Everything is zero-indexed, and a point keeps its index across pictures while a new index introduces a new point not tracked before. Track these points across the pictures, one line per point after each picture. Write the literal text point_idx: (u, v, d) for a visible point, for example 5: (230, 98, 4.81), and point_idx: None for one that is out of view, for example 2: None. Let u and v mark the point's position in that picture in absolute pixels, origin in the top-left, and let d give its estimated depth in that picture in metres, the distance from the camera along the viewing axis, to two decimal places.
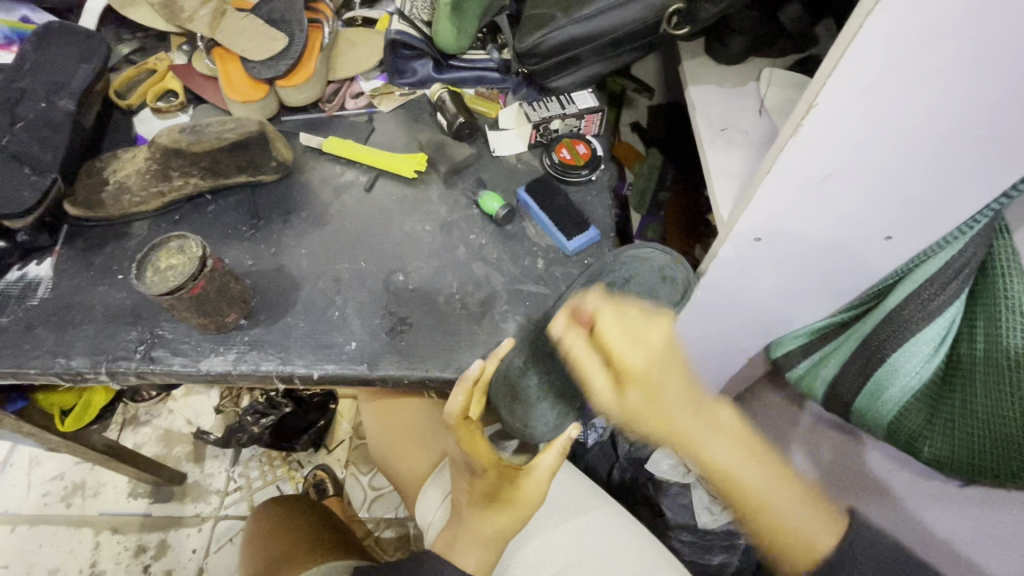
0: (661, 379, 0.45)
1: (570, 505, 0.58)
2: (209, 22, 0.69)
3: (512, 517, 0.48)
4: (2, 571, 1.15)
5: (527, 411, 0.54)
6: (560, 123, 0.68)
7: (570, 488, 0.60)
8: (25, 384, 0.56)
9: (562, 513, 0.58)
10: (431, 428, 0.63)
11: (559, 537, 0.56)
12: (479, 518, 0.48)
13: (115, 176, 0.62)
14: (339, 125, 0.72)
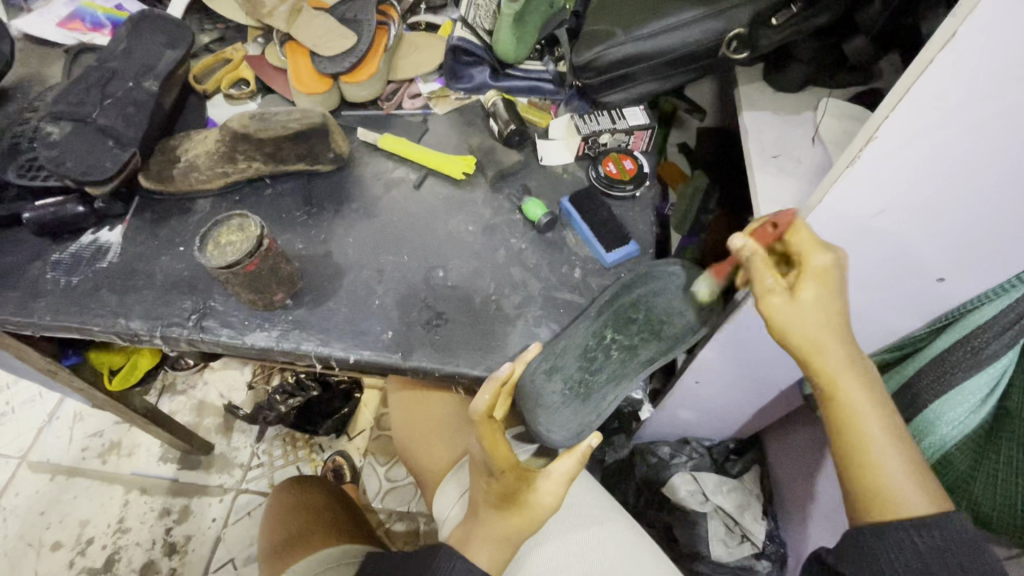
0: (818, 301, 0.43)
1: (588, 521, 0.58)
2: (286, 18, 0.74)
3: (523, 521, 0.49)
4: (39, 516, 1.23)
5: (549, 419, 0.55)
6: (609, 137, 0.68)
7: (590, 498, 0.61)
8: (87, 341, 0.60)
9: (579, 525, 0.57)
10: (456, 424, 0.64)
11: (573, 550, 0.56)
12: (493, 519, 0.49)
13: (186, 154, 0.66)
14: (395, 123, 0.75)
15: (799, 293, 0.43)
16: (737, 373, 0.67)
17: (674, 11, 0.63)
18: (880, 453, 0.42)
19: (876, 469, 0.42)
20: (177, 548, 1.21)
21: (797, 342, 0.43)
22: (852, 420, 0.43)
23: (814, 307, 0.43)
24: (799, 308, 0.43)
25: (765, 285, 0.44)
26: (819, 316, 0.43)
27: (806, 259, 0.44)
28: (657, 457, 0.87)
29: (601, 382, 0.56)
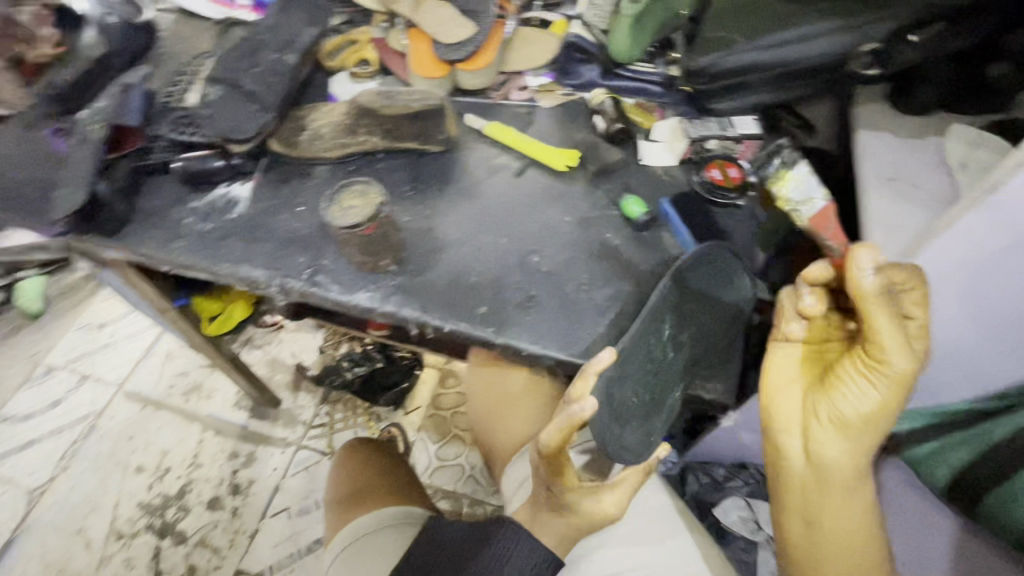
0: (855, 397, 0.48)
1: (656, 523, 0.64)
2: (412, 5, 0.78)
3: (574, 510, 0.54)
4: (129, 440, 1.38)
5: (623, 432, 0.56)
6: (717, 144, 0.69)
7: (657, 507, 0.65)
8: (214, 282, 0.67)
9: (647, 524, 0.63)
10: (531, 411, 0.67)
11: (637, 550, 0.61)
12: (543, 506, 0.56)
13: (314, 124, 0.72)
14: (503, 112, 0.77)
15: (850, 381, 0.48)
16: None
17: (800, 24, 0.62)
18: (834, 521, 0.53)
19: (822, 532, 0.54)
20: (241, 489, 1.31)
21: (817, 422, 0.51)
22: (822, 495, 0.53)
23: (876, 404, 0.47)
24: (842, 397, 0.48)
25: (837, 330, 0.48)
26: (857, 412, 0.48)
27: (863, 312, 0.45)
28: (710, 478, 0.87)
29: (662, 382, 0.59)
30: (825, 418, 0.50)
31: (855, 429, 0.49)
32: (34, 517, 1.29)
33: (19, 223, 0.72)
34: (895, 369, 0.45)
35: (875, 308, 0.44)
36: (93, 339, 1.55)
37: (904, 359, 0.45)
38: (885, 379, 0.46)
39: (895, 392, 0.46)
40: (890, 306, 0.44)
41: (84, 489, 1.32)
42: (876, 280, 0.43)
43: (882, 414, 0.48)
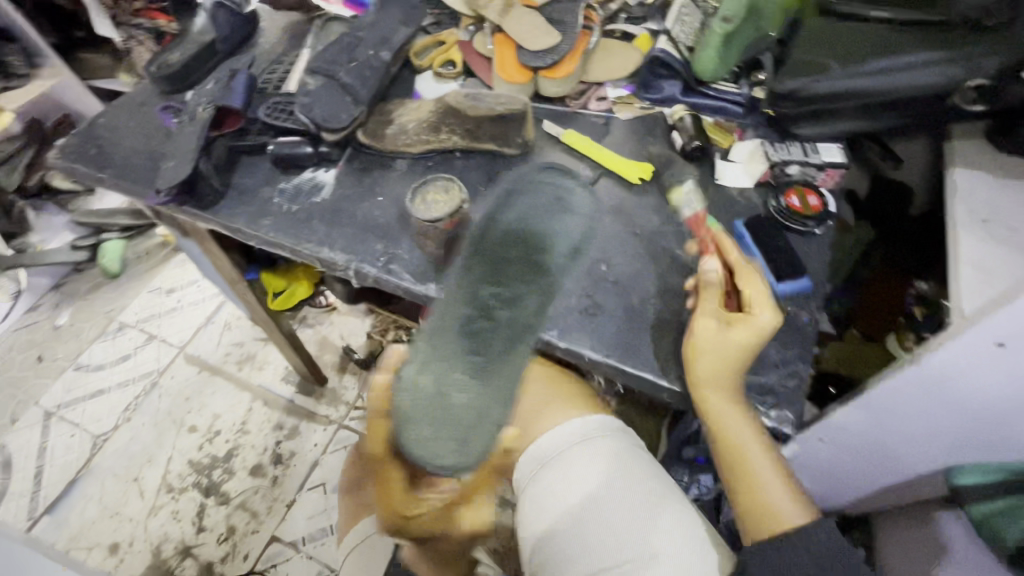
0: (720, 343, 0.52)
1: (590, 455, 0.62)
2: (500, 11, 0.81)
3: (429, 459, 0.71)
4: (185, 400, 1.47)
5: (426, 433, 0.55)
6: (798, 169, 0.68)
7: (601, 456, 0.62)
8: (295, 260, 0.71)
9: (579, 456, 0.62)
10: (524, 410, 0.69)
11: (569, 478, 0.61)
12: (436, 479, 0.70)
13: (399, 119, 0.75)
14: (580, 121, 0.78)
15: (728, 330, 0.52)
16: (866, 445, 0.72)
17: (901, 54, 0.61)
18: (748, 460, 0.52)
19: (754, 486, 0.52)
20: (282, 460, 1.37)
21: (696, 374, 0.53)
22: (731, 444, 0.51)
23: (717, 351, 0.52)
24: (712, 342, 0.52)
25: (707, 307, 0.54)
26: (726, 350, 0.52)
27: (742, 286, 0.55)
28: None
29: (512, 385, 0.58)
30: (711, 370, 0.52)
31: (711, 376, 0.52)
32: (96, 462, 1.39)
33: (126, 189, 0.78)
34: (762, 321, 0.52)
35: (703, 288, 0.55)
36: (162, 302, 1.66)
37: (755, 315, 0.52)
38: (724, 329, 0.52)
39: (746, 349, 0.52)
40: (713, 287, 0.55)
41: (142, 441, 1.41)
42: (711, 269, 0.56)
43: (727, 363, 0.52)
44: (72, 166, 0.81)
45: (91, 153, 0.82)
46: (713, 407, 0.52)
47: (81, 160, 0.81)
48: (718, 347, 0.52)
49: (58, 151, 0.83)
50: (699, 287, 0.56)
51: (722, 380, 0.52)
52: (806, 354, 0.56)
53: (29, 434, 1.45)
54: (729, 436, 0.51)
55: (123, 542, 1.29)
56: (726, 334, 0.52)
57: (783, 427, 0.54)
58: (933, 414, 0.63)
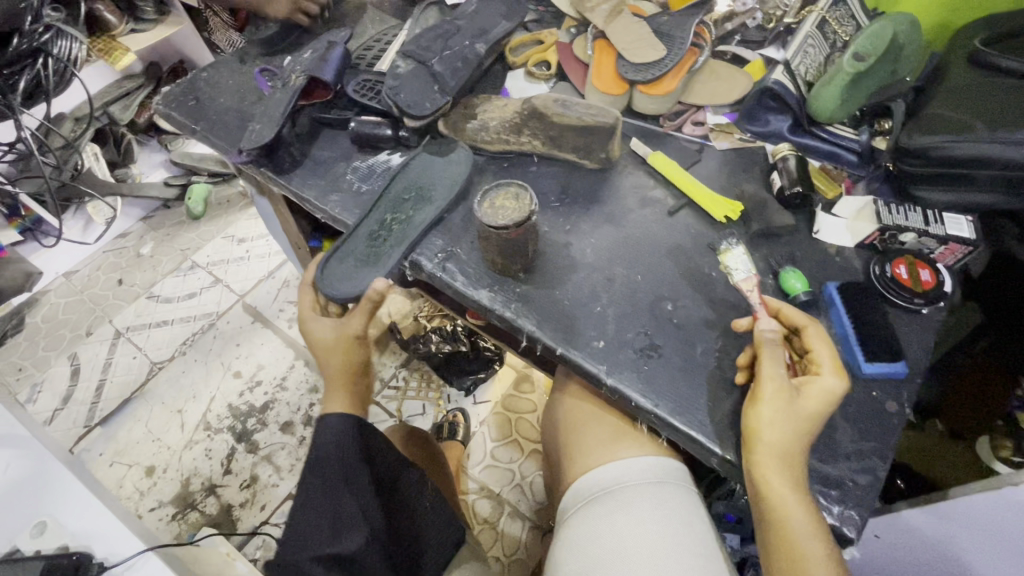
0: (783, 406, 0.47)
1: (661, 504, 0.58)
2: (604, 18, 0.79)
3: (343, 376, 0.72)
4: (236, 346, 1.55)
5: (341, 282, 0.64)
6: (913, 238, 0.59)
7: (678, 513, 0.58)
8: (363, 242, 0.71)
9: (649, 499, 0.59)
10: (602, 439, 0.67)
11: (630, 515, 0.58)
12: (343, 353, 0.72)
13: (483, 114, 0.72)
14: (671, 144, 0.73)
15: (798, 399, 0.47)
16: (937, 561, 0.64)
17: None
18: (802, 544, 0.44)
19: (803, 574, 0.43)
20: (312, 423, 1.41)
21: (760, 440, 0.47)
22: (783, 519, 0.45)
23: (787, 418, 0.47)
24: (775, 408, 0.47)
25: (775, 373, 0.48)
26: (791, 417, 0.47)
27: (811, 349, 0.50)
28: None
29: (393, 239, 0.66)
30: (776, 433, 0.46)
31: (779, 448, 0.46)
32: (149, 388, 1.48)
33: (214, 143, 0.81)
34: (828, 385, 0.48)
35: (767, 350, 0.49)
36: (232, 249, 1.76)
37: (825, 376, 0.48)
38: (795, 395, 0.48)
39: (818, 417, 0.47)
40: (778, 348, 0.50)
41: (191, 376, 1.50)
42: (770, 329, 0.50)
43: (798, 434, 0.47)
44: (171, 114, 0.85)
45: (190, 103, 0.86)
46: (770, 482, 0.45)
47: (181, 109, 0.85)
48: (788, 413, 0.47)
49: (161, 97, 0.87)
50: (757, 347, 0.51)
51: (785, 446, 0.46)
52: (885, 450, 0.49)
53: (99, 348, 1.57)
54: (787, 517, 0.45)
55: (159, 467, 1.37)
56: (795, 402, 0.47)
57: (847, 529, 0.46)
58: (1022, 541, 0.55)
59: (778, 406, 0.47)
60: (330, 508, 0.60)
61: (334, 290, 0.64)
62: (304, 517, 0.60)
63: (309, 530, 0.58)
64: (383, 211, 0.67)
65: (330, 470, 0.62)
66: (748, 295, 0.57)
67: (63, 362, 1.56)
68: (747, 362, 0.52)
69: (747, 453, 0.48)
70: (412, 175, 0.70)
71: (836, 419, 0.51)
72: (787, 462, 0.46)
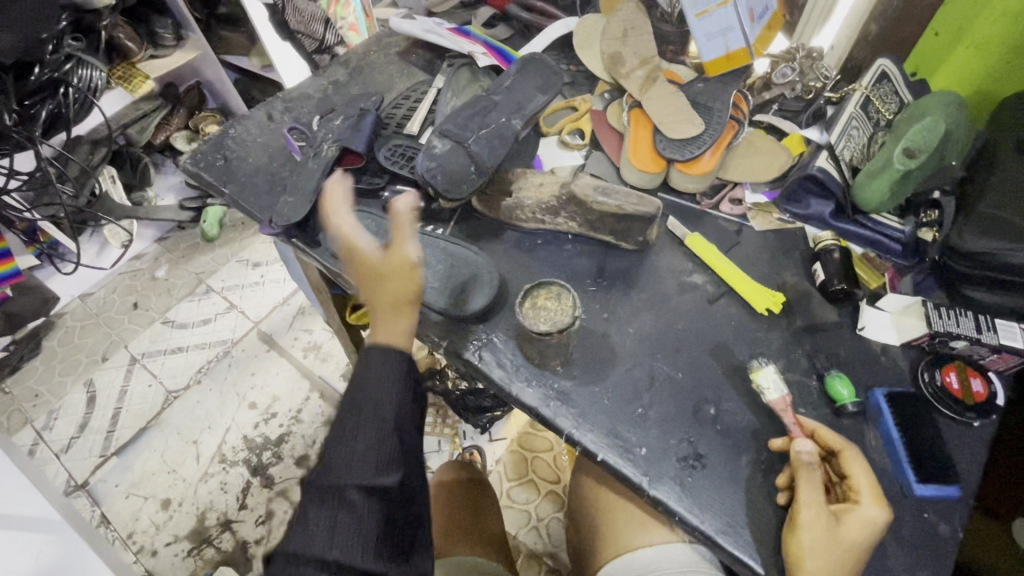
0: (823, 535, 0.47)
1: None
2: (640, 86, 0.79)
3: (399, 299, 0.60)
4: (251, 376, 1.55)
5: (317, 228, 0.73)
6: (964, 345, 0.57)
7: None
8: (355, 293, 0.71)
9: None
10: (634, 523, 0.66)
11: None
12: (395, 282, 0.61)
13: (518, 191, 0.71)
14: (709, 223, 0.72)
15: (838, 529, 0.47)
16: None
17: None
18: None
19: None
20: None
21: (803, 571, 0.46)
22: None
23: (829, 549, 0.46)
24: (812, 537, 0.47)
25: (811, 498, 0.48)
26: (832, 547, 0.46)
27: (846, 473, 0.50)
28: None
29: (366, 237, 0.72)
30: (818, 564, 0.46)
31: None
32: (164, 418, 1.48)
33: (243, 208, 0.80)
34: (866, 514, 0.47)
35: (804, 472, 0.49)
36: (247, 275, 1.76)
37: (864, 506, 0.48)
38: (834, 524, 0.47)
39: (861, 549, 0.47)
40: (816, 471, 0.49)
41: (207, 407, 1.50)
42: (807, 450, 0.50)
43: (842, 564, 0.46)
44: (199, 174, 0.84)
45: (219, 163, 0.85)
46: None
47: (209, 169, 0.84)
48: (828, 543, 0.47)
49: (189, 156, 0.86)
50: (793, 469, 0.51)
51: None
52: None
53: (115, 376, 1.57)
54: None
55: (174, 500, 1.37)
56: (835, 531, 0.47)
57: None
58: None
59: (816, 533, 0.47)
60: (372, 439, 0.55)
61: (286, 218, 0.72)
62: (351, 440, 0.55)
63: (355, 453, 0.55)
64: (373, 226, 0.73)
65: (375, 406, 0.57)
66: (782, 415, 0.55)
67: (78, 389, 1.56)
68: (787, 484, 0.52)
69: None
70: (447, 255, 0.69)
71: (889, 544, 0.50)
72: None
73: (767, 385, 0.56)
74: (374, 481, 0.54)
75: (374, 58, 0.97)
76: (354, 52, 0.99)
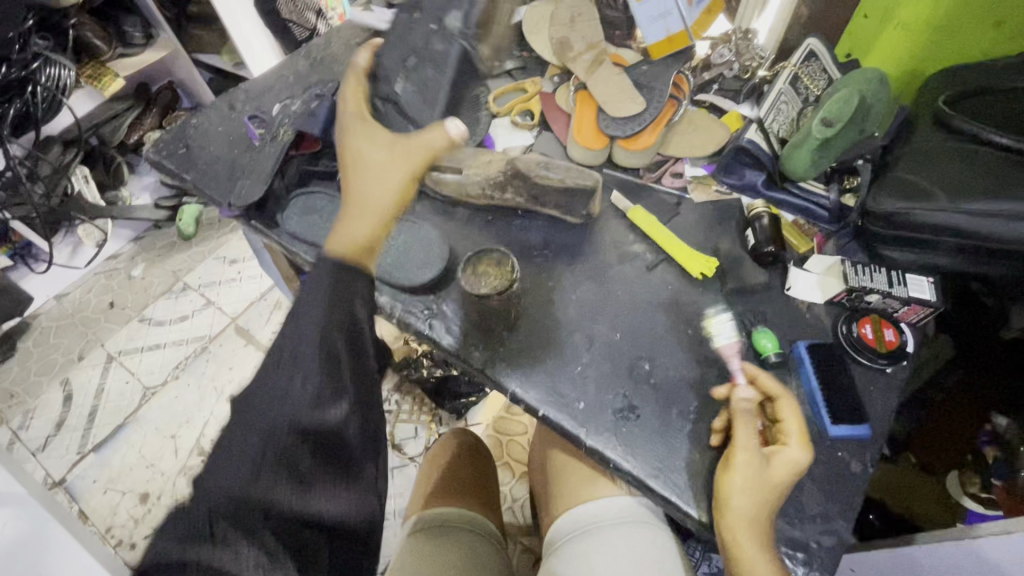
0: (754, 478, 0.49)
1: (634, 547, 0.60)
2: (586, 69, 0.82)
3: (373, 207, 0.55)
4: (229, 369, 1.55)
5: (296, 216, 0.75)
6: (878, 299, 0.61)
7: (650, 549, 0.60)
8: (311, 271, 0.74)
9: (623, 539, 0.61)
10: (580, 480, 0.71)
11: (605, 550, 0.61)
12: (387, 176, 0.56)
13: (467, 169, 0.74)
14: (651, 196, 0.76)
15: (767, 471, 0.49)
16: None
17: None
18: None
19: None
20: None
21: (730, 509, 0.49)
22: None
23: (755, 488, 0.49)
24: (742, 478, 0.49)
25: (745, 442, 0.51)
26: (759, 489, 0.49)
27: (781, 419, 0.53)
28: None
29: (322, 218, 0.75)
30: (743, 502, 0.48)
31: (747, 517, 0.48)
32: (141, 414, 1.49)
33: (205, 193, 0.82)
34: (794, 458, 0.50)
35: (740, 418, 0.53)
36: (223, 271, 1.76)
37: (792, 448, 0.50)
38: (764, 466, 0.50)
39: (785, 487, 0.49)
40: (751, 417, 0.53)
41: (185, 401, 1.51)
42: (745, 398, 0.54)
43: (765, 503, 0.49)
44: (162, 162, 0.86)
45: (181, 152, 0.87)
46: (741, 548, 0.47)
47: (171, 157, 0.86)
48: (756, 483, 0.49)
49: (152, 146, 0.88)
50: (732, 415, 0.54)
51: (751, 513, 0.48)
52: (849, 512, 0.52)
53: (91, 373, 1.58)
54: None
55: (153, 493, 1.38)
56: (765, 471, 0.50)
57: None
58: None
59: (746, 476, 0.49)
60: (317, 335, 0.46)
61: (245, 198, 0.75)
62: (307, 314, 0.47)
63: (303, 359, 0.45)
64: (328, 204, 0.76)
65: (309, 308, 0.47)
66: (730, 360, 0.60)
67: (55, 387, 1.56)
68: (722, 427, 0.55)
69: (719, 517, 0.50)
70: (404, 231, 0.72)
71: (805, 481, 0.53)
72: (755, 531, 0.48)
73: (722, 331, 0.62)
74: (322, 413, 0.45)
75: (335, 49, 1.00)
76: (315, 43, 1.01)
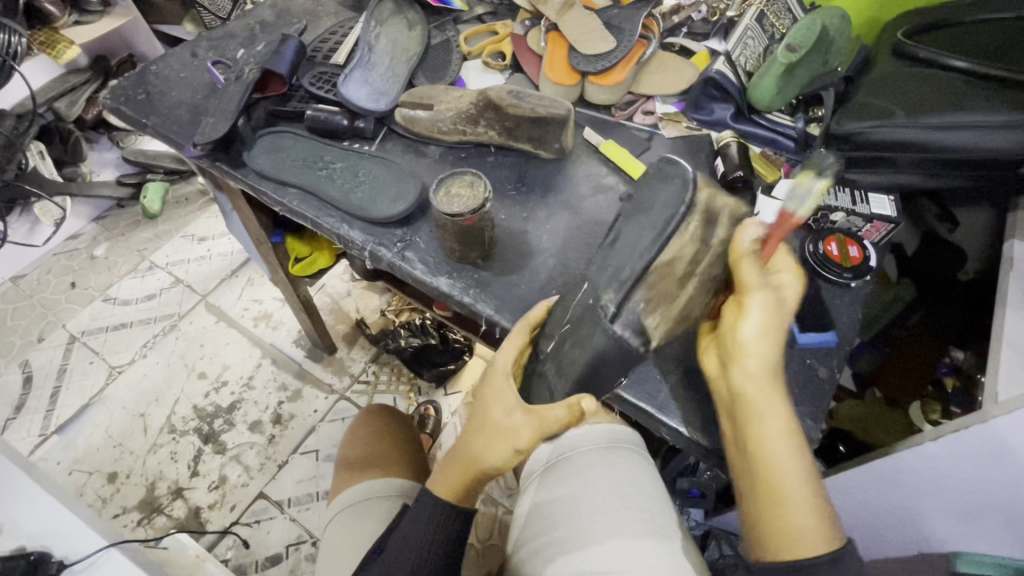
0: (765, 324, 0.48)
1: (624, 476, 0.61)
2: (557, 10, 0.81)
3: (469, 464, 0.58)
4: (199, 346, 1.51)
5: (271, 156, 0.73)
6: (842, 217, 0.63)
7: (628, 471, 0.61)
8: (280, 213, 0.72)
9: (605, 464, 0.61)
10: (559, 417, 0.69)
11: (586, 482, 0.60)
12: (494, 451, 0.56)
13: (438, 105, 0.73)
14: (623, 132, 0.76)
15: (775, 317, 0.48)
16: (879, 513, 0.69)
17: (986, 109, 0.59)
18: (775, 450, 0.47)
19: (780, 492, 0.47)
20: (281, 421, 1.39)
21: (744, 353, 0.48)
22: (765, 430, 0.47)
23: (767, 328, 0.48)
24: (757, 324, 0.48)
25: (751, 282, 0.48)
26: (770, 334, 0.48)
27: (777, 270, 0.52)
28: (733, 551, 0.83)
29: (292, 157, 0.73)
30: (757, 343, 0.48)
31: (761, 358, 0.48)
32: (107, 393, 1.43)
33: (167, 138, 0.79)
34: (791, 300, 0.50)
35: (747, 259, 0.49)
36: (191, 249, 1.71)
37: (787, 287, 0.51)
38: (773, 306, 0.49)
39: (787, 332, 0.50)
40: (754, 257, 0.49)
41: (153, 379, 1.45)
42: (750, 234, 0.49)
43: (775, 346, 0.49)
44: (120, 108, 0.82)
45: (140, 98, 0.84)
46: (750, 393, 0.48)
47: (130, 103, 0.83)
48: (768, 324, 0.48)
49: (109, 92, 0.84)
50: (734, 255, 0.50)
51: (763, 359, 0.48)
52: (818, 413, 0.53)
53: (52, 354, 1.51)
54: (768, 426, 0.47)
55: (121, 473, 1.32)
56: (778, 314, 0.49)
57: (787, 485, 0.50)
58: (941, 489, 0.59)
59: (757, 318, 0.48)
60: None
61: (204, 137, 0.72)
62: None
63: None
64: (293, 144, 0.74)
65: None
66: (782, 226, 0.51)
67: (13, 369, 1.49)
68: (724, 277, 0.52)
69: (728, 363, 0.50)
70: (375, 169, 0.71)
71: None
72: (765, 378, 0.48)
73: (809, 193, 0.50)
74: None
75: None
76: None
